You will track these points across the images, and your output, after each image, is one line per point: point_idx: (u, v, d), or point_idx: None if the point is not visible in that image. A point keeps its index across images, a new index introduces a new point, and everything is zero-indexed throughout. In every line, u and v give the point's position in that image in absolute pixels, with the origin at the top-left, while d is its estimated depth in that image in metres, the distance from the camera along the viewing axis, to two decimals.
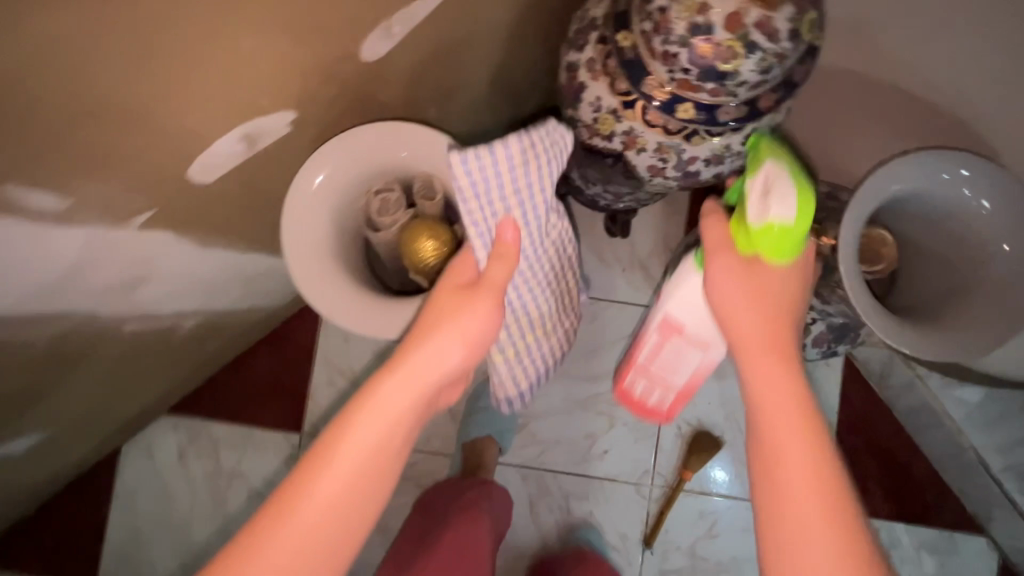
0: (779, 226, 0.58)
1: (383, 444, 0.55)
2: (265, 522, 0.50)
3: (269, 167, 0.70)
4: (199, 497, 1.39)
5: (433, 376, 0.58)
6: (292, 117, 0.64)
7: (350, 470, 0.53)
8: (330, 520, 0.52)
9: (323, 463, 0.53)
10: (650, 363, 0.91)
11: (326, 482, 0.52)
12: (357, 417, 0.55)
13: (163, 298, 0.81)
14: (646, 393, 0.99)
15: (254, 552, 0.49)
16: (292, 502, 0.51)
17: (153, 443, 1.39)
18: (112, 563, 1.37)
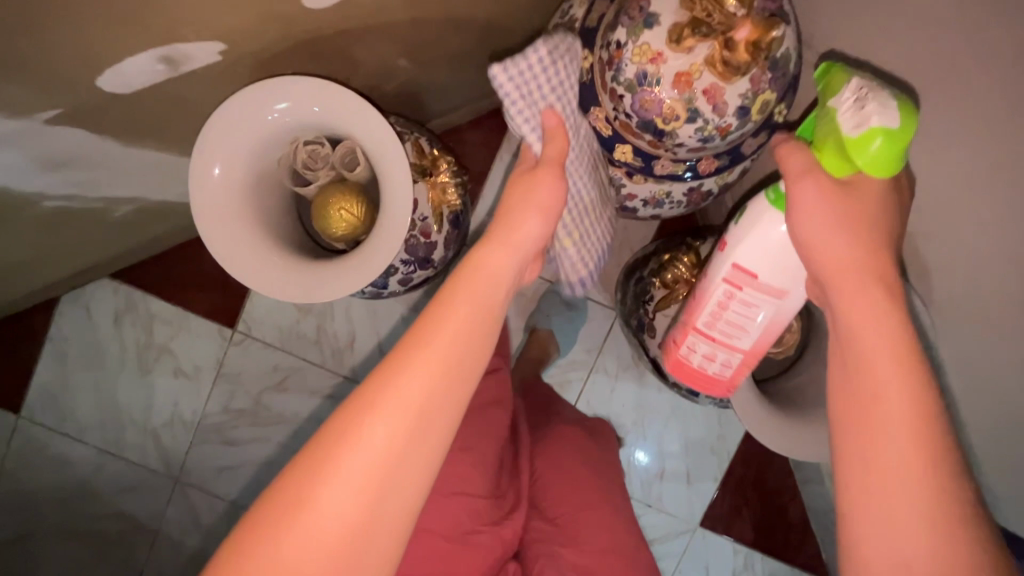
0: (883, 132, 0.49)
1: (454, 340, 0.47)
2: (340, 426, 0.44)
3: (200, 88, 0.68)
4: (128, 361, 1.45)
5: (500, 274, 0.52)
6: (222, 48, 0.61)
7: (428, 370, 0.46)
8: (410, 424, 0.45)
9: (408, 352, 0.46)
10: (713, 326, 0.67)
11: (403, 381, 0.45)
12: (426, 317, 0.48)
13: (85, 185, 0.80)
14: (702, 358, 0.71)
15: (338, 452, 0.44)
16: (366, 407, 0.44)
17: (92, 301, 1.43)
18: (37, 398, 1.45)
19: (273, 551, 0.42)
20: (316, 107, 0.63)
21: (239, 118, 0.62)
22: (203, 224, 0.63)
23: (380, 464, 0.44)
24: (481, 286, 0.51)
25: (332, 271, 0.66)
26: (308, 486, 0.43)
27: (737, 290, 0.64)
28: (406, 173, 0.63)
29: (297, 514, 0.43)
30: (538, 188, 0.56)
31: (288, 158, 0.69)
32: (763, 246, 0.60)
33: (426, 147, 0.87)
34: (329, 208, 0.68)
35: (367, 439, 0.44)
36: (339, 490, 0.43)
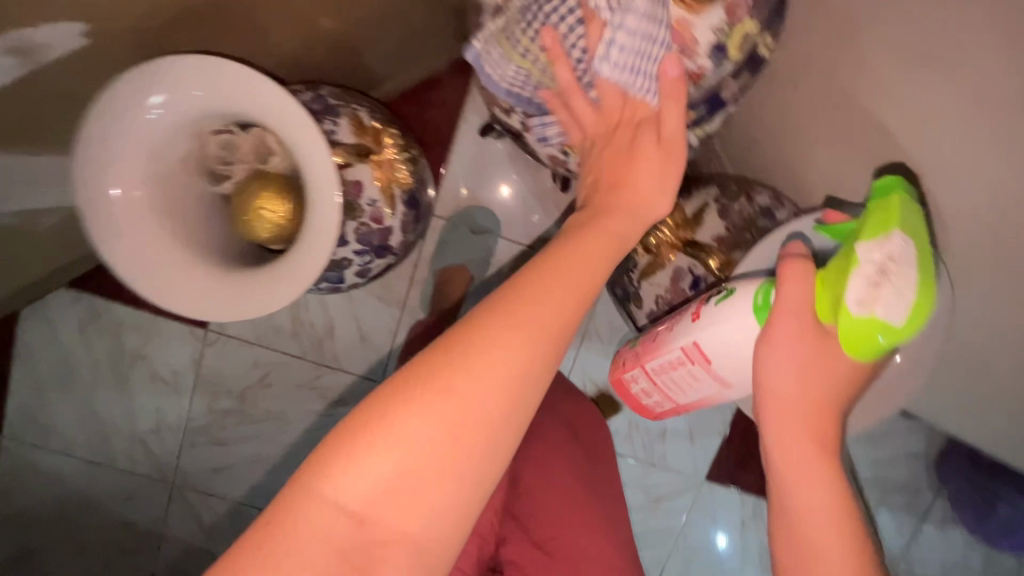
0: (880, 324, 0.44)
1: (583, 281, 0.44)
2: (474, 333, 0.39)
3: (86, 78, 0.57)
4: (102, 371, 1.38)
5: (620, 240, 0.49)
6: (85, 27, 0.50)
7: (553, 298, 0.41)
8: (542, 352, 0.39)
9: (534, 280, 0.42)
10: (657, 374, 0.65)
11: (543, 307, 0.40)
12: (561, 253, 0.45)
13: None
14: (640, 389, 0.70)
15: (456, 366, 0.38)
16: (504, 322, 0.39)
17: (55, 313, 1.36)
18: (16, 418, 1.39)
19: (379, 450, 0.36)
20: (196, 91, 0.54)
21: (124, 115, 0.53)
22: (108, 251, 0.54)
23: (507, 391, 0.38)
24: (609, 243, 0.48)
25: (272, 277, 0.57)
26: (432, 391, 0.37)
27: (687, 355, 0.60)
28: (328, 160, 0.54)
29: (414, 413, 0.36)
30: (642, 160, 0.52)
31: (194, 155, 0.60)
32: (723, 339, 0.56)
33: (366, 119, 0.76)
34: (252, 210, 0.59)
35: (499, 357, 0.38)
36: (463, 404, 0.37)
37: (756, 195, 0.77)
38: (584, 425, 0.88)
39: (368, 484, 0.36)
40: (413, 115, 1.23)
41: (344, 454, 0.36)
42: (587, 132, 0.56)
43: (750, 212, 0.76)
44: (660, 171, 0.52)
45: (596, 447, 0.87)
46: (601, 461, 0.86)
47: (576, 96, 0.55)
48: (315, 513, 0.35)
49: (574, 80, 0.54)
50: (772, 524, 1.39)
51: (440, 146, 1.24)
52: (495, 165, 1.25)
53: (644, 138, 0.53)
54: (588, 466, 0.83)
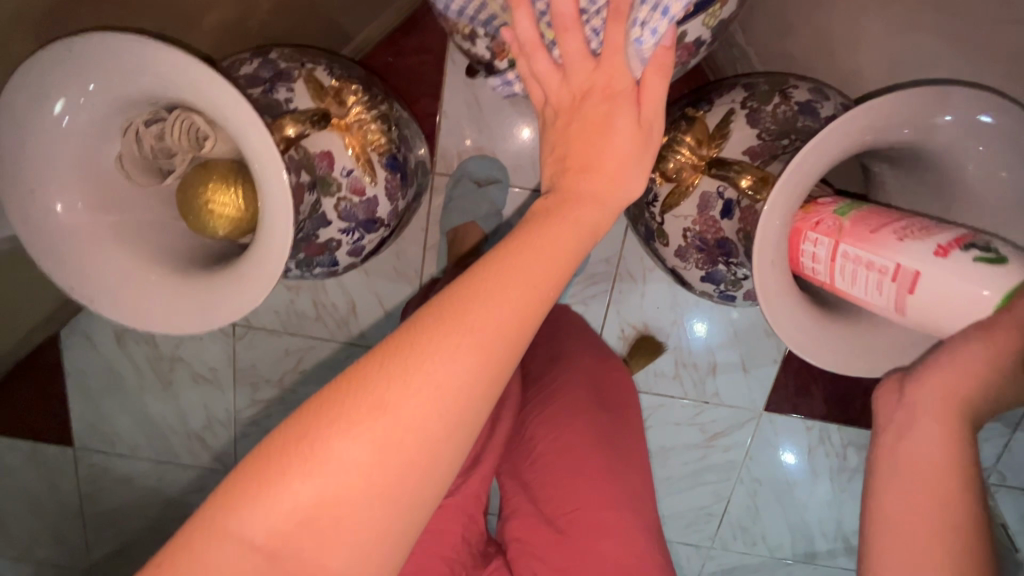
0: None
1: (540, 276, 0.37)
2: (409, 342, 0.34)
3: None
4: (147, 377, 1.41)
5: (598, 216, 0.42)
6: None
7: (510, 297, 0.35)
8: (485, 364, 0.34)
9: (490, 272, 0.36)
10: (853, 236, 0.47)
11: (486, 312, 0.34)
12: (516, 242, 0.38)
13: None
14: (814, 251, 0.50)
15: (397, 373, 0.33)
16: (441, 329, 0.34)
17: (89, 329, 1.36)
18: (79, 432, 1.44)
19: (298, 480, 0.32)
20: (90, 85, 0.47)
21: (28, 123, 0.46)
22: (60, 280, 0.49)
23: (444, 409, 0.33)
24: (573, 229, 0.40)
25: (216, 282, 0.50)
26: (356, 411, 0.32)
27: (894, 281, 0.44)
28: (261, 129, 0.46)
29: (336, 437, 0.32)
30: (618, 136, 0.43)
31: (132, 151, 0.51)
32: (966, 286, 0.40)
33: (325, 79, 0.67)
34: (195, 204, 0.52)
35: (435, 373, 0.33)
36: (393, 426, 0.32)
37: (792, 91, 0.65)
38: (611, 390, 0.87)
39: (288, 510, 0.32)
40: (393, 66, 1.11)
41: (259, 482, 0.32)
42: (551, 99, 0.46)
43: (786, 112, 0.64)
44: (638, 155, 0.44)
45: (626, 428, 0.84)
46: (626, 433, 0.84)
47: (538, 53, 0.45)
48: (219, 551, 0.31)
49: (537, 33, 0.44)
50: (842, 449, 1.30)
51: (427, 96, 1.13)
52: (492, 107, 1.13)
53: (625, 88, 0.43)
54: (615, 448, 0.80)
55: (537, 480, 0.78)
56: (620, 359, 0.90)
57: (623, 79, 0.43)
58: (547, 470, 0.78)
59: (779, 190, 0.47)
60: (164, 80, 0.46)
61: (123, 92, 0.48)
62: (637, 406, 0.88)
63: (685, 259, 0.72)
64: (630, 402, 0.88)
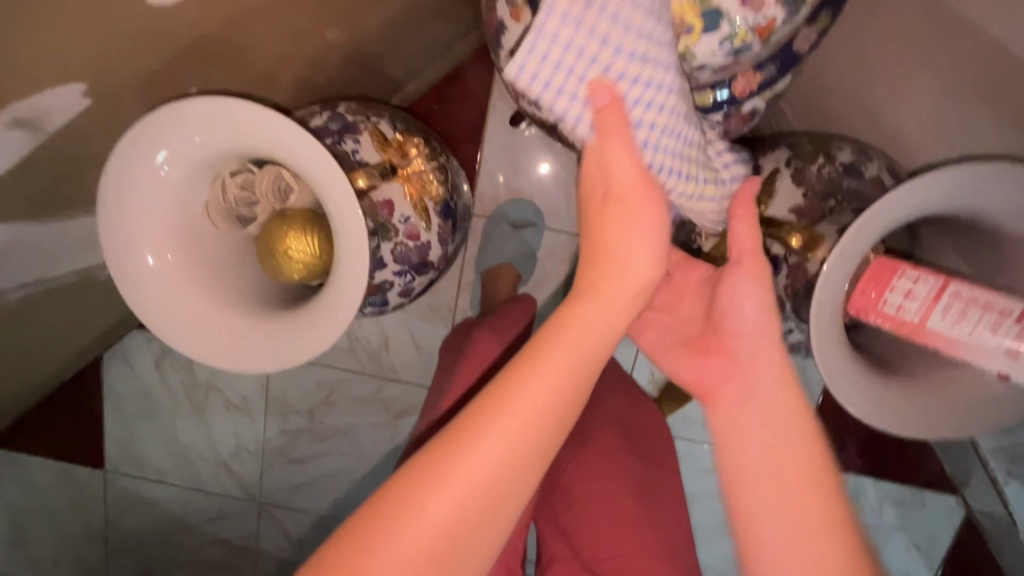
0: None
1: (594, 339, 0.40)
2: (485, 406, 0.37)
3: (97, 136, 0.55)
4: (181, 404, 1.43)
5: (604, 332, 0.41)
6: (85, 88, 0.47)
7: (501, 437, 0.36)
8: (547, 423, 0.37)
9: (481, 413, 0.37)
10: (958, 283, 0.49)
11: (547, 375, 0.38)
12: (512, 369, 0.39)
13: (31, 271, 0.69)
14: (907, 290, 0.50)
15: (394, 523, 0.34)
16: (512, 395, 0.37)
17: (131, 354, 1.40)
18: (112, 455, 1.47)
19: (394, 540, 0.34)
20: (195, 136, 0.50)
21: (138, 169, 0.50)
22: (149, 316, 0.52)
23: (519, 464, 0.37)
24: (621, 294, 0.42)
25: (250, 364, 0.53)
26: (443, 471, 0.35)
27: (1017, 324, 0.47)
28: (345, 183, 0.49)
29: (427, 498, 0.35)
30: (601, 218, 0.45)
31: (219, 202, 0.57)
32: None
33: (388, 131, 0.71)
34: (274, 248, 0.55)
35: (508, 433, 0.36)
36: (477, 483, 0.35)
37: (836, 153, 0.66)
38: (644, 437, 0.85)
39: None
40: (437, 113, 1.17)
41: None
42: None
43: (831, 173, 0.66)
44: (625, 228, 0.44)
45: (662, 474, 0.83)
46: (662, 481, 0.82)
47: None
48: None
49: None
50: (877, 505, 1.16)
51: (469, 142, 1.18)
52: (530, 153, 1.17)
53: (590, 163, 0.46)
54: (652, 496, 0.79)
55: (574, 530, 0.78)
56: (652, 405, 0.89)
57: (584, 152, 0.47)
58: (584, 519, 0.77)
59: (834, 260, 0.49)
60: (260, 135, 0.50)
61: (222, 145, 0.52)
62: (670, 452, 0.87)
63: None
64: (664, 447, 0.87)
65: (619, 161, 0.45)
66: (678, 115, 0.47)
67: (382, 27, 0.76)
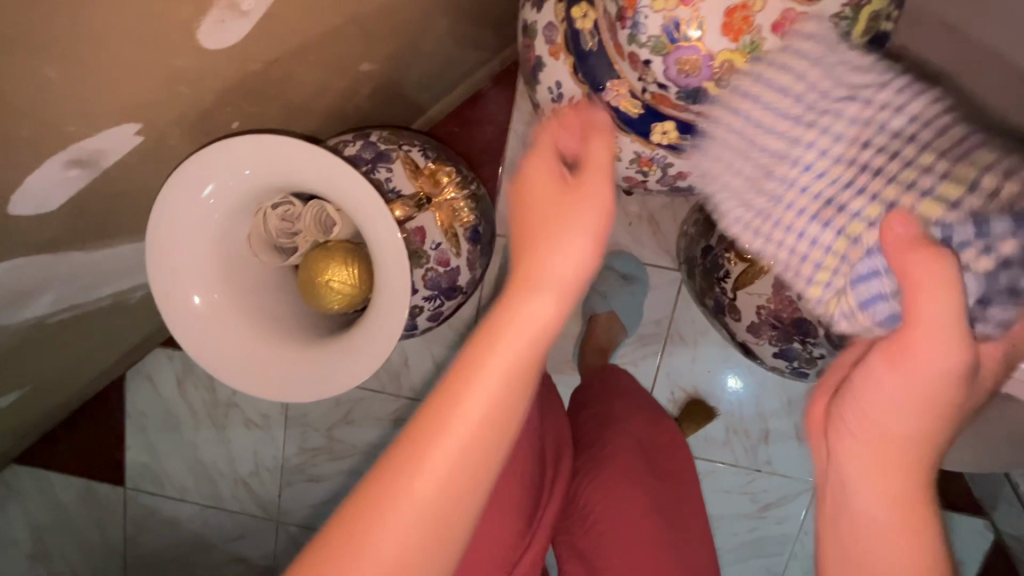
0: None
1: (523, 374, 0.33)
2: (402, 465, 0.32)
3: (142, 170, 0.56)
4: (201, 421, 1.44)
5: (520, 349, 0.33)
6: (138, 127, 0.49)
7: (400, 505, 0.31)
8: (471, 478, 0.32)
9: (380, 479, 0.32)
10: None
11: (454, 428, 0.32)
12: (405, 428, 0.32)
13: (71, 295, 0.71)
14: None
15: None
16: (425, 457, 0.31)
17: (153, 372, 1.41)
18: (133, 470, 1.47)
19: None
20: (245, 170, 0.52)
21: (189, 204, 0.51)
22: (195, 343, 0.54)
23: (444, 532, 0.32)
24: (557, 299, 0.34)
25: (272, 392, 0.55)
26: (363, 543, 0.31)
27: None
28: (389, 218, 0.50)
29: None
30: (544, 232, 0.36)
31: (259, 232, 0.58)
32: None
33: (420, 159, 0.72)
34: (316, 279, 0.57)
35: (430, 492, 0.31)
36: (404, 549, 0.31)
37: None
38: (663, 455, 0.84)
39: None
40: (459, 135, 1.17)
41: None
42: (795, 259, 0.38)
43: None
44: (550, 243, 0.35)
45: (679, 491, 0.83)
46: (681, 499, 0.82)
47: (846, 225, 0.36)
48: None
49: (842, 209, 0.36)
50: None
51: (490, 162, 1.18)
52: None
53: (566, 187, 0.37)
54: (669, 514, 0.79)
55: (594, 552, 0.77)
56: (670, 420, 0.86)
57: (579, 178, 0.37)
58: (605, 543, 0.76)
59: None
60: (308, 172, 0.51)
61: (269, 180, 0.53)
62: (687, 468, 0.86)
63: (757, 334, 0.73)
64: (682, 462, 0.86)
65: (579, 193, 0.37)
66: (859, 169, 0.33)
67: (411, 55, 0.77)
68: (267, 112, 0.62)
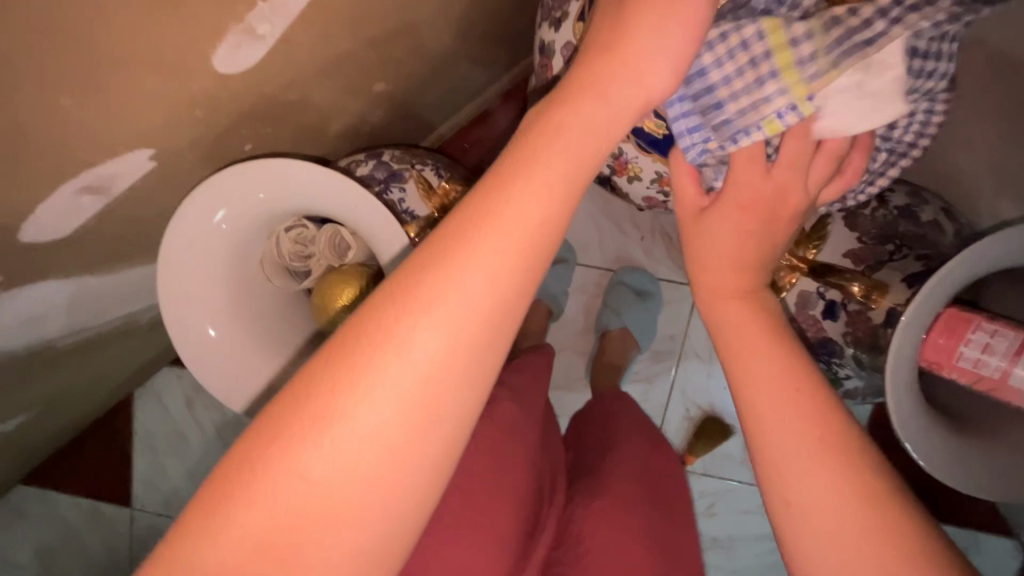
0: None
1: (499, 274, 0.30)
2: (355, 343, 0.28)
3: (155, 193, 0.55)
4: (209, 440, 1.38)
5: (520, 236, 0.31)
6: (154, 153, 0.48)
7: (373, 386, 0.28)
8: (430, 373, 0.28)
9: (351, 357, 0.28)
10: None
11: (436, 317, 0.29)
12: (391, 297, 0.29)
13: (80, 318, 0.69)
14: (981, 344, 0.48)
15: (234, 506, 0.26)
16: (382, 338, 0.28)
17: (163, 391, 1.38)
18: (138, 489, 1.41)
19: (246, 511, 0.26)
20: (260, 193, 0.51)
21: (200, 226, 0.50)
22: (201, 367, 0.53)
23: (397, 429, 0.28)
24: (557, 196, 0.32)
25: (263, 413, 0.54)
26: (301, 424, 0.27)
27: None
28: (405, 243, 0.49)
29: (292, 460, 0.27)
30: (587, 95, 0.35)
31: (272, 255, 0.57)
32: None
33: (433, 179, 0.71)
34: (329, 304, 0.56)
35: (390, 379, 0.28)
36: (345, 441, 0.27)
37: (890, 195, 0.63)
38: (664, 483, 0.78)
39: None
40: (469, 151, 1.15)
41: None
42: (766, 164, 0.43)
43: (886, 217, 0.62)
44: (563, 150, 0.33)
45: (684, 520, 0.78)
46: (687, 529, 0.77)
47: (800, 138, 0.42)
48: None
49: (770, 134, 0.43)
50: None
51: None
52: None
53: None
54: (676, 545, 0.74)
55: None
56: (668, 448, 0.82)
57: None
58: None
59: (908, 324, 0.48)
60: (325, 197, 0.50)
61: (283, 204, 0.52)
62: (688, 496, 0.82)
63: None
64: (678, 495, 0.79)
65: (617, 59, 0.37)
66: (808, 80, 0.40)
67: (423, 75, 0.76)
68: (280, 135, 0.62)
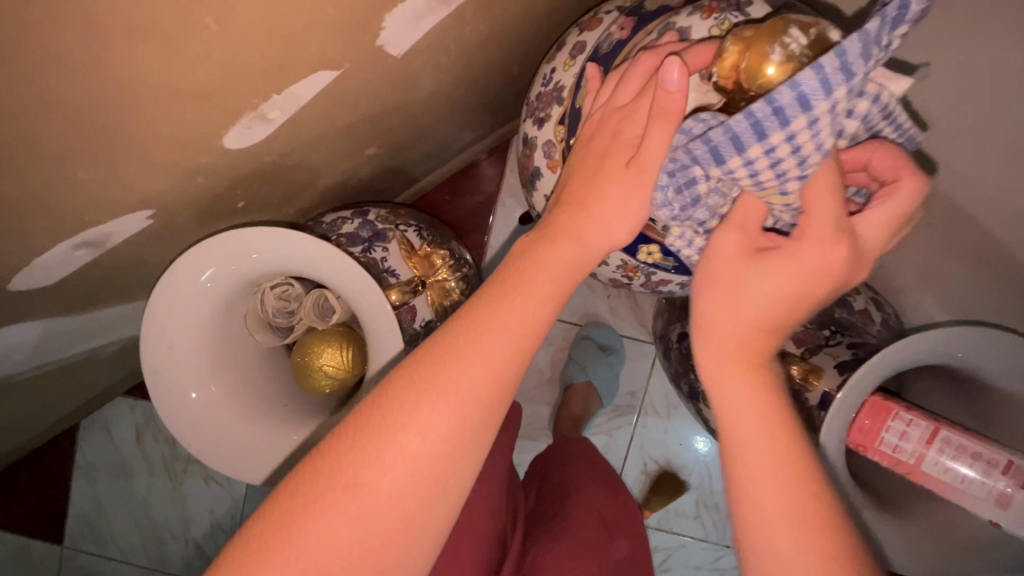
0: None
1: (497, 365, 0.35)
2: (376, 422, 0.34)
3: (145, 245, 0.57)
4: (156, 477, 1.31)
5: (514, 332, 0.36)
6: (152, 212, 0.51)
7: (388, 459, 0.33)
8: (436, 450, 0.34)
9: (372, 430, 0.33)
10: (946, 430, 0.53)
11: (442, 402, 0.34)
12: (408, 379, 0.34)
13: (45, 353, 0.67)
14: (900, 434, 0.54)
15: (273, 553, 0.32)
16: (397, 417, 0.33)
17: (112, 422, 1.30)
18: (74, 526, 1.31)
19: (288, 561, 0.31)
20: (254, 253, 0.53)
21: (193, 282, 0.52)
22: (187, 423, 0.54)
23: (409, 496, 0.33)
24: (545, 298, 0.38)
25: (244, 464, 0.56)
26: (333, 488, 0.32)
27: (1004, 475, 0.51)
28: (388, 313, 0.52)
29: (319, 515, 0.32)
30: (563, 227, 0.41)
31: (256, 311, 0.59)
32: None
33: (415, 240, 0.75)
34: (312, 361, 0.59)
35: (399, 452, 0.33)
36: (366, 506, 0.32)
37: None
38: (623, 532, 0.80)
39: None
40: (448, 204, 1.20)
41: None
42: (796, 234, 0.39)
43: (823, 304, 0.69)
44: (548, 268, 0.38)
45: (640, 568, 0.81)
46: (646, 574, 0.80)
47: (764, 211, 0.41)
48: None
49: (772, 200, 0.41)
50: None
51: (477, 231, 1.20)
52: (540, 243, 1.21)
53: (618, 156, 0.42)
54: None
55: None
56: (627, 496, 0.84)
57: (633, 137, 0.42)
58: None
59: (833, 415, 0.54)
60: (316, 264, 0.53)
61: (275, 267, 0.55)
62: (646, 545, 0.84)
63: None
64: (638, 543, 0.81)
65: (600, 182, 0.42)
66: (767, 143, 0.37)
67: (414, 138, 0.80)
68: (271, 193, 0.65)
